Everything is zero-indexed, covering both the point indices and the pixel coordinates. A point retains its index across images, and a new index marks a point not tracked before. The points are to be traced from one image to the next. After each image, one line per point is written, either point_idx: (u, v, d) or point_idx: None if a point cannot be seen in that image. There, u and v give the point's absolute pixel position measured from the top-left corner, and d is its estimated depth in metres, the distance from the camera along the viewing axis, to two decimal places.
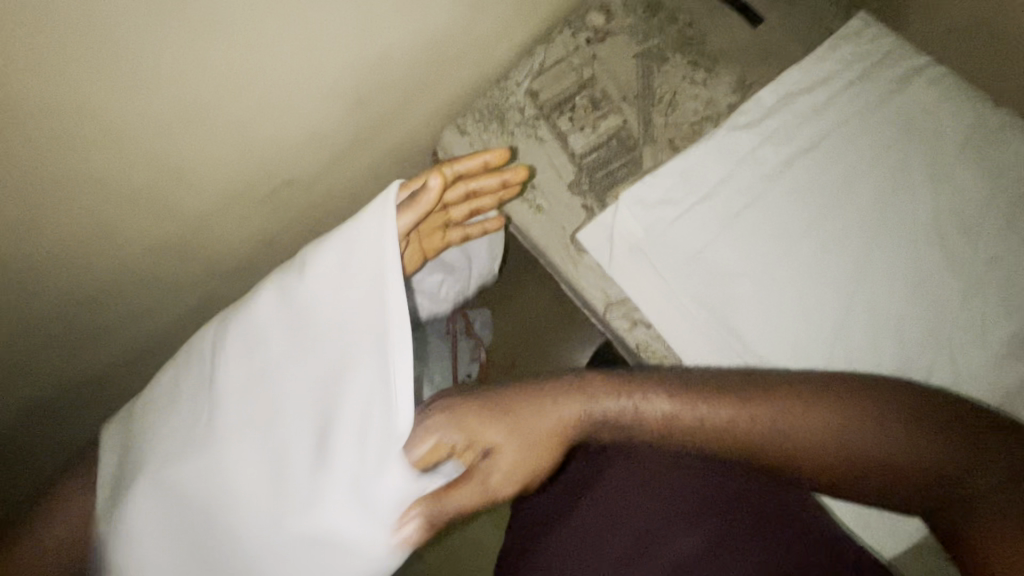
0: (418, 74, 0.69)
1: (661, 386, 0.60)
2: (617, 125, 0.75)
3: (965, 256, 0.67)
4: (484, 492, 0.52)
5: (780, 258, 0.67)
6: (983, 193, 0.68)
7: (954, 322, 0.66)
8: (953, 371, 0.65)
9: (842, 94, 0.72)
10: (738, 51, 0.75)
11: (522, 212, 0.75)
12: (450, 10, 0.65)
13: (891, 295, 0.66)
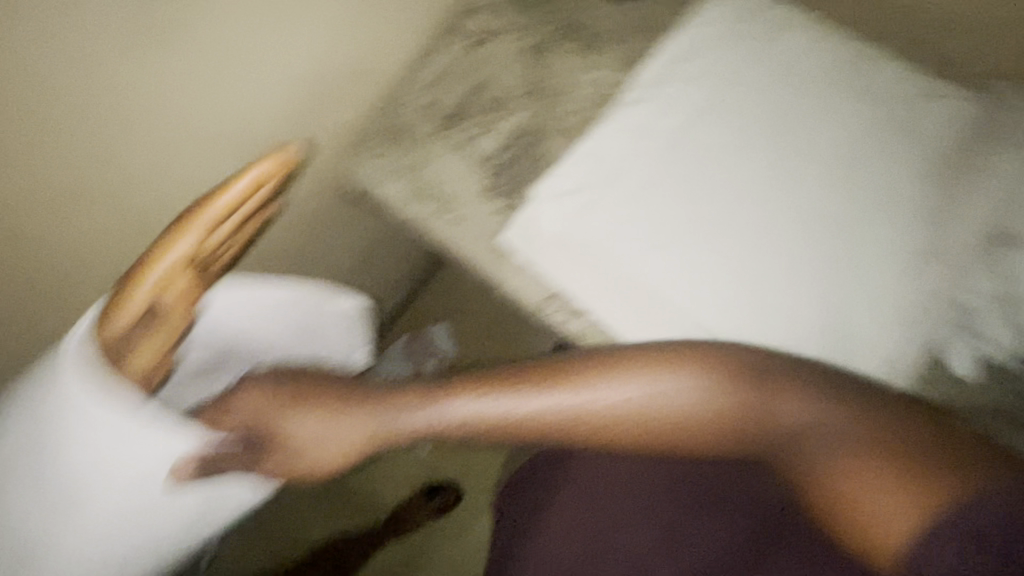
0: (304, 103, 0.71)
1: (510, 384, 0.63)
2: (517, 122, 0.75)
3: (884, 180, 0.66)
4: (254, 466, 0.59)
5: (702, 220, 0.67)
6: (883, 118, 0.69)
7: (885, 245, 0.65)
8: (901, 296, 0.64)
9: (725, 51, 0.73)
10: (619, 28, 0.77)
11: (440, 225, 0.74)
12: (313, 49, 0.68)
13: (821, 232, 0.65)
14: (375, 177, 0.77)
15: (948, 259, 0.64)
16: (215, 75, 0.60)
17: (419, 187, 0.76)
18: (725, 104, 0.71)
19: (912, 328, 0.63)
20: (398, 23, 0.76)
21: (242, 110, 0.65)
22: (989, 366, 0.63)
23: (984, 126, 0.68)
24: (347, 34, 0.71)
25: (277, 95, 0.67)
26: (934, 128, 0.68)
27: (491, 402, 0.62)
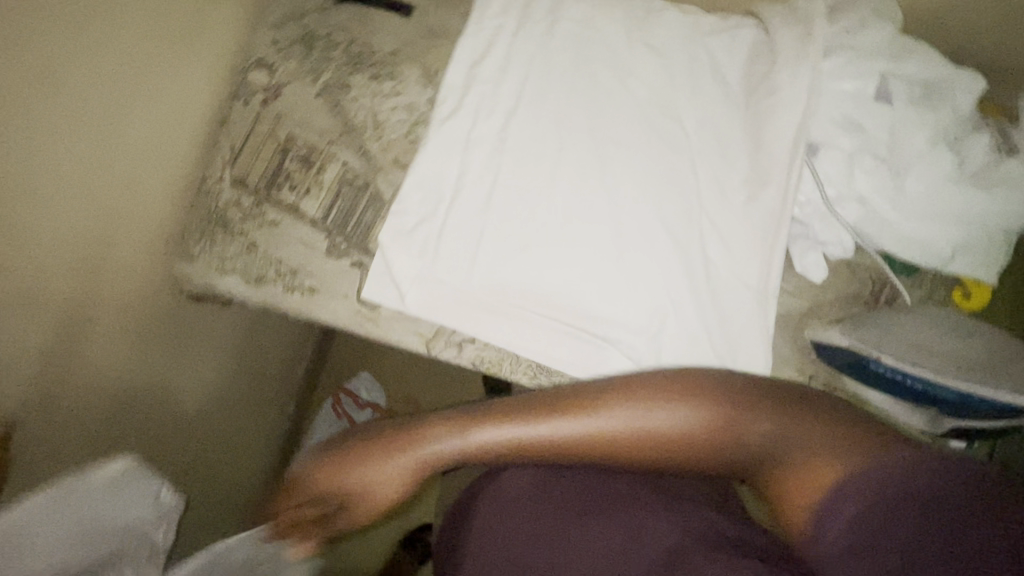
0: (107, 205, 0.64)
1: (507, 422, 0.58)
2: (338, 171, 0.71)
3: (699, 126, 0.68)
4: (320, 517, 0.60)
5: (547, 214, 0.68)
6: (685, 63, 0.68)
7: (717, 183, 0.67)
8: (748, 230, 0.66)
9: (517, 39, 0.71)
10: (409, 44, 0.72)
11: (298, 300, 0.71)
12: (62, 175, 0.58)
13: (659, 190, 0.67)
14: (212, 273, 0.72)
15: (784, 171, 0.64)
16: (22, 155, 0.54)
17: (262, 269, 0.71)
18: (535, 96, 0.70)
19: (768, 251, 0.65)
20: (169, 101, 0.68)
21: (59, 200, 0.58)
22: (854, 250, 0.64)
23: (789, 28, 0.67)
24: (103, 139, 0.62)
25: (86, 181, 0.61)
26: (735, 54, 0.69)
27: (479, 434, 0.58)
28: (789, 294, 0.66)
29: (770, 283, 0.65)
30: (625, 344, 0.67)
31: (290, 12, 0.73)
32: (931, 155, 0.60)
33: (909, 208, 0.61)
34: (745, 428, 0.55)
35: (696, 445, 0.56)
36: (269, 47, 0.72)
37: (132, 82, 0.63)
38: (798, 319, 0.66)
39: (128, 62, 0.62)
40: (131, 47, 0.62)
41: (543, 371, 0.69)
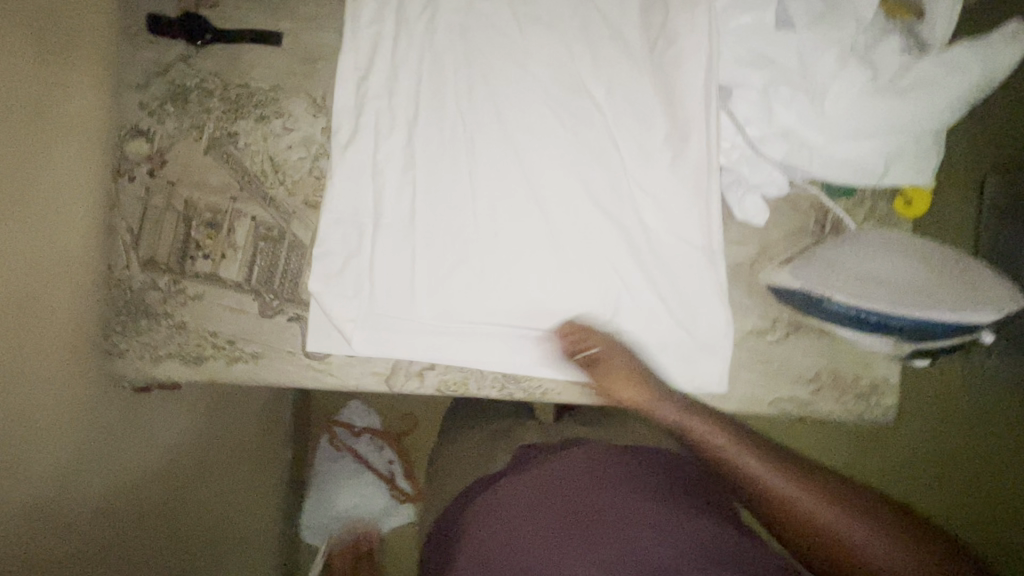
0: (16, 322, 0.56)
1: (661, 398, 0.63)
2: (250, 226, 0.66)
3: (607, 94, 0.65)
4: (590, 356, 0.63)
5: (476, 220, 0.65)
6: (578, 31, 0.65)
7: (638, 149, 0.64)
8: (683, 186, 0.64)
9: (398, 44, 0.66)
10: (288, 75, 0.67)
11: (243, 370, 0.67)
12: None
13: (581, 168, 0.64)
14: (144, 362, 0.68)
15: (702, 122, 0.62)
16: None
17: (197, 347, 0.67)
18: (433, 100, 0.66)
19: (703, 206, 0.64)
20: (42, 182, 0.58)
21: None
22: (789, 186, 0.62)
23: None
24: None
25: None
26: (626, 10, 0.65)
27: (652, 382, 0.63)
28: (734, 244, 0.65)
29: (715, 237, 0.64)
30: (587, 334, 0.65)
31: (151, 68, 0.67)
32: (844, 74, 0.58)
33: (832, 131, 0.59)
34: (781, 471, 0.59)
35: (760, 480, 0.59)
36: (141, 113, 0.67)
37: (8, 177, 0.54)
38: (748, 266, 0.65)
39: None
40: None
41: (511, 381, 0.66)
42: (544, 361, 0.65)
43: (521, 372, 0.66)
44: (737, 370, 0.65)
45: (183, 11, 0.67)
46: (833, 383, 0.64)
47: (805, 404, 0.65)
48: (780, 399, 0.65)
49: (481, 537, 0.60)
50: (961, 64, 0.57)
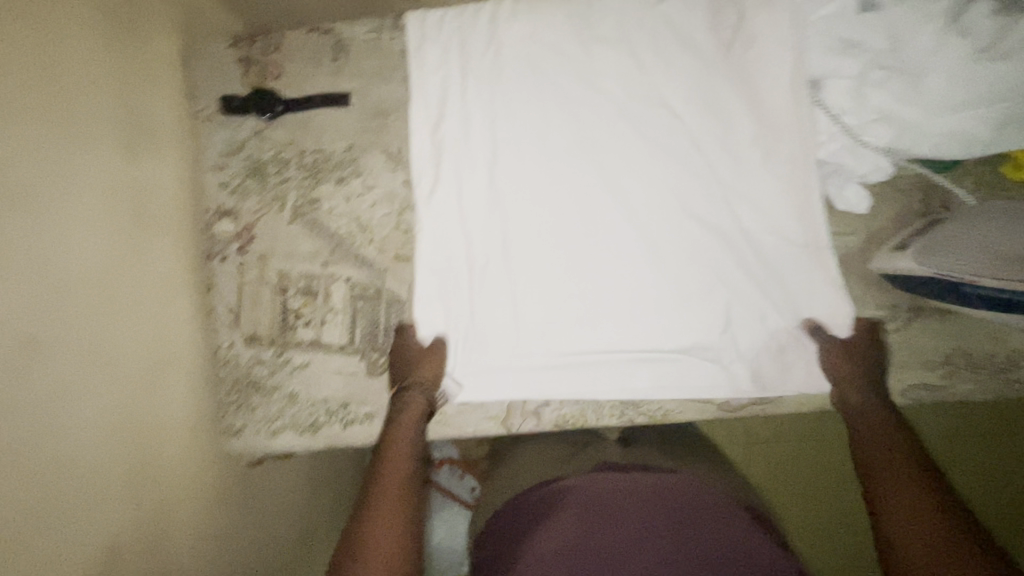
0: (129, 413, 0.58)
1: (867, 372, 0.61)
2: (346, 288, 0.67)
3: (687, 102, 0.63)
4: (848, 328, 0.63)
5: (573, 249, 0.64)
6: (648, 43, 0.63)
7: (730, 151, 0.63)
8: (780, 184, 0.62)
9: (467, 87, 0.65)
10: (360, 133, 0.67)
11: (359, 432, 0.67)
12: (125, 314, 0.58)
13: (671, 181, 0.63)
14: (263, 438, 0.68)
15: (794, 115, 0.61)
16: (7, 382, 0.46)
17: (310, 415, 0.67)
18: (509, 136, 0.65)
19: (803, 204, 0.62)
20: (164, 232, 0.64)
21: (64, 430, 0.51)
22: (892, 169, 0.61)
23: None
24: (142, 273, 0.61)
25: (90, 396, 0.54)
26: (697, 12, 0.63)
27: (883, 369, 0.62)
28: (839, 235, 0.63)
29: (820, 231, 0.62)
30: (704, 348, 0.63)
31: (225, 147, 0.67)
32: (942, 49, 0.54)
33: (934, 108, 0.56)
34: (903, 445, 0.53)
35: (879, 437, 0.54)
36: (223, 193, 0.67)
37: (102, 272, 0.56)
38: (857, 255, 0.63)
39: (94, 253, 0.55)
40: (88, 234, 0.55)
41: (630, 407, 0.65)
42: (660, 382, 0.64)
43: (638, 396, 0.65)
44: None
45: (249, 87, 0.68)
46: (965, 362, 0.62)
47: (939, 388, 0.63)
48: (911, 387, 0.63)
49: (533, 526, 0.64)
50: None
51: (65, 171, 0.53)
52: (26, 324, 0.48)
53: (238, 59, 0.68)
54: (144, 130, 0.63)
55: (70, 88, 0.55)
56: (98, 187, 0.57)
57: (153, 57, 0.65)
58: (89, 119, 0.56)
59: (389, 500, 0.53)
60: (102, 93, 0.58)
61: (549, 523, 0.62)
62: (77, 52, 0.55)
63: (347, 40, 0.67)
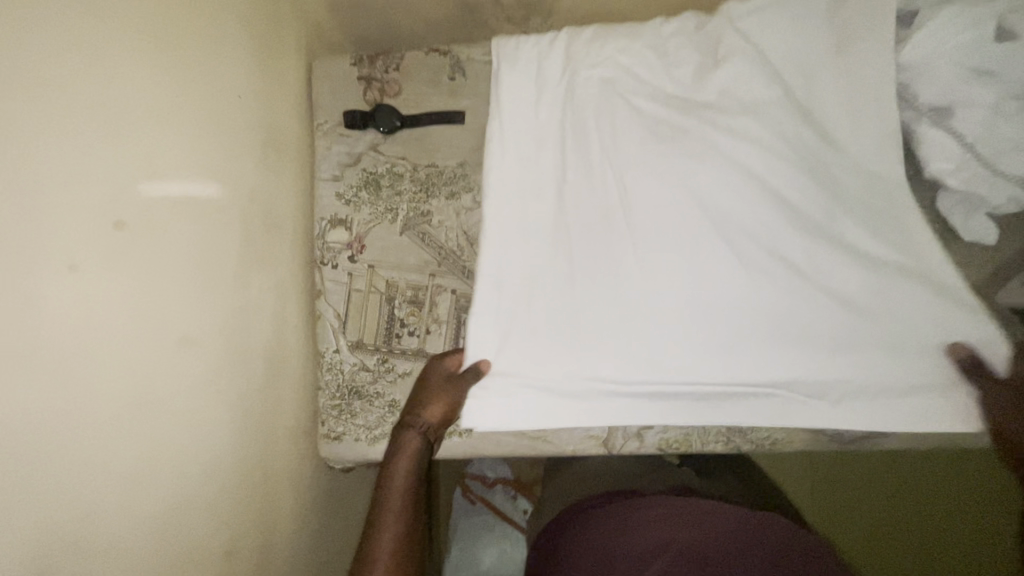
0: (258, 404, 0.60)
1: None
2: (452, 300, 0.68)
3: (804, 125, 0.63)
4: None
5: (665, 271, 0.62)
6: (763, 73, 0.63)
7: (860, 165, 0.60)
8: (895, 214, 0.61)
9: (579, 107, 0.66)
10: (472, 150, 0.69)
11: (458, 444, 0.67)
12: (259, 296, 0.61)
13: None
14: (362, 445, 0.68)
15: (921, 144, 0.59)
16: (157, 381, 0.47)
17: None
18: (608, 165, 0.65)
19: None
20: (279, 230, 0.66)
21: (207, 424, 0.53)
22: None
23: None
24: (269, 264, 0.64)
25: (228, 388, 0.55)
26: (747, 85, 0.62)
27: None
28: (962, 266, 0.61)
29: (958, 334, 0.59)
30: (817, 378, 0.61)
31: (342, 159, 0.70)
32: None
33: None
34: None
35: None
36: (336, 202, 0.70)
37: (248, 266, 0.60)
38: (982, 288, 0.61)
39: (234, 247, 0.57)
40: (232, 231, 0.57)
41: (735, 433, 0.64)
42: None
43: (744, 422, 0.63)
44: None
45: (368, 103, 0.71)
46: None
47: None
48: None
49: (601, 530, 0.64)
50: None
51: (222, 178, 0.56)
52: (178, 322, 0.49)
53: (359, 76, 0.71)
54: (277, 142, 0.65)
55: (226, 96, 0.57)
56: (240, 188, 0.58)
57: (284, 70, 0.67)
58: (242, 123, 0.59)
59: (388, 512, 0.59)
60: (255, 97, 0.62)
61: (623, 532, 0.63)
62: (268, 63, 0.64)
63: (466, 61, 0.70)
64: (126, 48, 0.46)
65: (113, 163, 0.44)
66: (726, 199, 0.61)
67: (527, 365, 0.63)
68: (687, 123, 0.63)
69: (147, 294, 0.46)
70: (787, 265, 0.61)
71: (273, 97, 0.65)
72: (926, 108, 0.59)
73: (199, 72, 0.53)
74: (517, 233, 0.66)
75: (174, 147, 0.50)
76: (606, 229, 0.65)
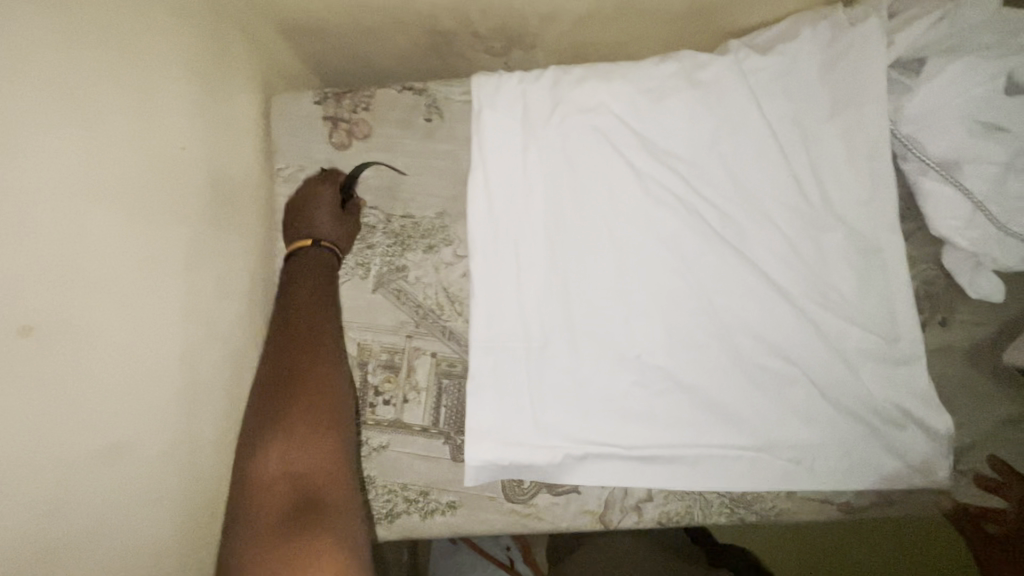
0: (210, 496, 0.53)
1: None
2: (430, 364, 0.62)
3: (805, 175, 0.59)
4: None
5: (653, 336, 0.59)
6: (760, 121, 0.59)
7: (851, 223, 0.59)
8: (901, 269, 0.58)
9: (565, 154, 0.61)
10: (451, 199, 0.63)
11: (441, 523, 0.61)
12: (213, 370, 0.54)
13: (781, 257, 0.59)
14: None
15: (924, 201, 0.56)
16: (85, 504, 0.40)
17: (386, 503, 0.61)
18: (595, 216, 0.60)
19: (924, 289, 0.59)
20: (234, 291, 0.58)
21: (147, 538, 0.45)
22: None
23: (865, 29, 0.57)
24: (224, 330, 0.56)
25: (171, 488, 0.48)
26: (736, 139, 0.60)
27: None
28: (969, 325, 0.58)
29: (929, 418, 0.57)
30: (817, 444, 0.58)
31: None
32: None
33: None
34: None
35: None
36: None
37: (199, 339, 0.52)
38: (989, 348, 0.58)
39: (178, 322, 0.50)
40: (174, 304, 0.49)
41: (740, 505, 0.59)
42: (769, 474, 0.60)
43: (748, 493, 0.59)
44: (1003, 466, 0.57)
45: (334, 147, 0.64)
46: None
47: None
48: None
49: None
50: None
51: (159, 248, 0.48)
52: (110, 426, 0.42)
53: (323, 116, 0.64)
54: (231, 192, 0.58)
55: (164, 150, 0.49)
56: (183, 253, 0.51)
57: (238, 110, 0.60)
58: (186, 177, 0.52)
59: (298, 410, 0.47)
60: (205, 146, 0.54)
61: None
62: (220, 104, 0.57)
63: (443, 101, 0.64)
64: (40, 103, 0.38)
65: (28, 251, 0.36)
66: (715, 259, 0.59)
67: (510, 425, 0.59)
68: (673, 178, 0.60)
69: (66, 402, 0.38)
70: (783, 328, 0.58)
71: (226, 142, 0.58)
72: (933, 162, 0.55)
73: (130, 128, 0.45)
74: (503, 288, 0.61)
75: (105, 219, 0.42)
76: (589, 279, 0.60)
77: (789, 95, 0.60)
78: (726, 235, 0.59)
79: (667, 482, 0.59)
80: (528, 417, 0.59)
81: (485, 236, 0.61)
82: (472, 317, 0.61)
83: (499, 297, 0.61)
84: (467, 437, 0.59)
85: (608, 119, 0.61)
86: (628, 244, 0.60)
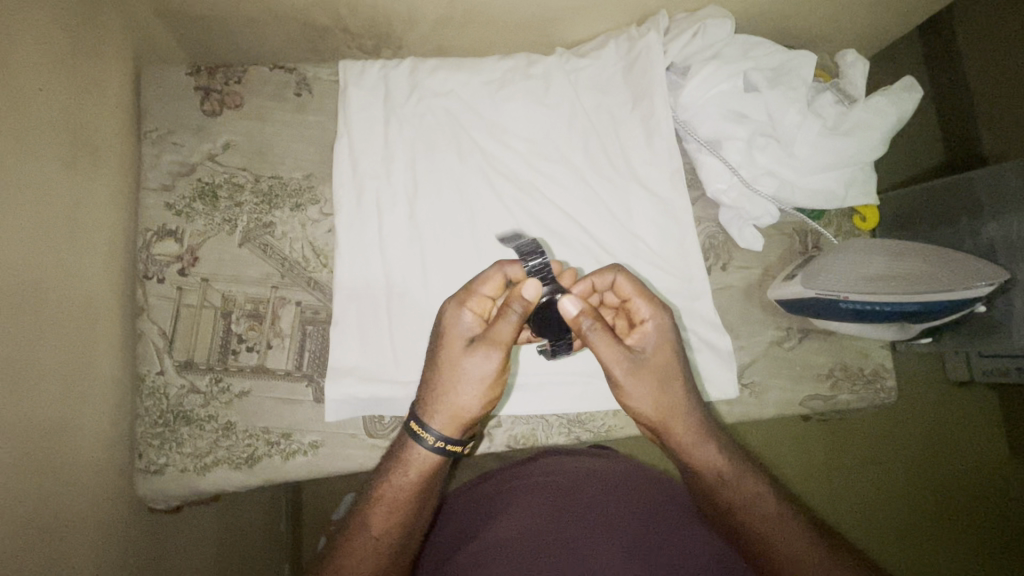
0: (54, 428, 0.52)
1: None
2: (295, 312, 0.66)
3: (616, 151, 0.73)
4: None
5: None
6: (579, 108, 0.74)
7: (654, 190, 0.73)
8: (691, 223, 0.73)
9: (422, 129, 0.71)
10: (319, 165, 0.70)
11: (303, 463, 0.63)
12: (63, 304, 0.55)
13: (599, 216, 0.72)
14: (189, 476, 0.62)
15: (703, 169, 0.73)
16: None
17: (247, 447, 0.63)
18: (449, 179, 0.70)
19: (709, 242, 0.75)
20: (93, 236, 0.59)
21: None
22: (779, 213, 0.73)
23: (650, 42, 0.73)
24: (78, 269, 0.57)
25: None
26: (563, 122, 0.73)
27: None
28: (742, 268, 0.74)
29: (715, 340, 0.71)
30: None
31: (174, 169, 0.67)
32: (807, 124, 0.71)
33: (805, 168, 0.71)
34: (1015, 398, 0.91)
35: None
36: (167, 213, 0.66)
37: (51, 270, 0.53)
38: (758, 285, 0.74)
39: (27, 254, 0.50)
40: (25, 235, 0.50)
41: (576, 424, 0.68)
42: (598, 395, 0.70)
43: (582, 413, 0.68)
44: (770, 378, 0.72)
45: (206, 115, 0.69)
46: (840, 373, 0.73)
47: (828, 398, 0.72)
48: (805, 398, 0.72)
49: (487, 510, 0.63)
50: (898, 101, 0.71)
51: None
52: None
53: (195, 86, 0.69)
54: (93, 144, 0.60)
55: (7, 99, 0.49)
56: (38, 191, 0.52)
57: (105, 72, 0.63)
58: (35, 127, 0.52)
59: (386, 524, 0.54)
60: (72, 93, 0.57)
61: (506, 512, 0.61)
62: (88, 61, 0.60)
63: (313, 81, 0.71)
64: None
65: None
66: (549, 216, 0.71)
67: (370, 361, 0.65)
68: (512, 151, 0.72)
69: None
70: None
71: (91, 96, 0.61)
72: (705, 141, 0.72)
73: None
74: (367, 240, 0.68)
75: None
76: (443, 233, 0.69)
77: (601, 92, 0.75)
78: (559, 199, 0.72)
79: (512, 406, 0.67)
80: (387, 354, 0.66)
81: (348, 195, 0.69)
82: (336, 268, 0.67)
83: (363, 248, 0.68)
84: (329, 373, 0.64)
85: (459, 103, 0.72)
86: (478, 205, 0.70)
